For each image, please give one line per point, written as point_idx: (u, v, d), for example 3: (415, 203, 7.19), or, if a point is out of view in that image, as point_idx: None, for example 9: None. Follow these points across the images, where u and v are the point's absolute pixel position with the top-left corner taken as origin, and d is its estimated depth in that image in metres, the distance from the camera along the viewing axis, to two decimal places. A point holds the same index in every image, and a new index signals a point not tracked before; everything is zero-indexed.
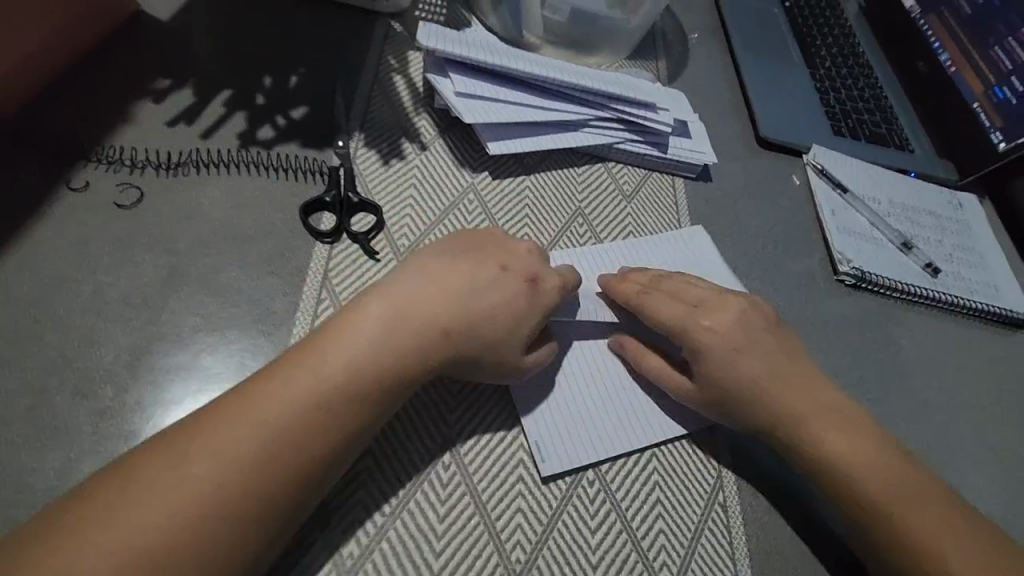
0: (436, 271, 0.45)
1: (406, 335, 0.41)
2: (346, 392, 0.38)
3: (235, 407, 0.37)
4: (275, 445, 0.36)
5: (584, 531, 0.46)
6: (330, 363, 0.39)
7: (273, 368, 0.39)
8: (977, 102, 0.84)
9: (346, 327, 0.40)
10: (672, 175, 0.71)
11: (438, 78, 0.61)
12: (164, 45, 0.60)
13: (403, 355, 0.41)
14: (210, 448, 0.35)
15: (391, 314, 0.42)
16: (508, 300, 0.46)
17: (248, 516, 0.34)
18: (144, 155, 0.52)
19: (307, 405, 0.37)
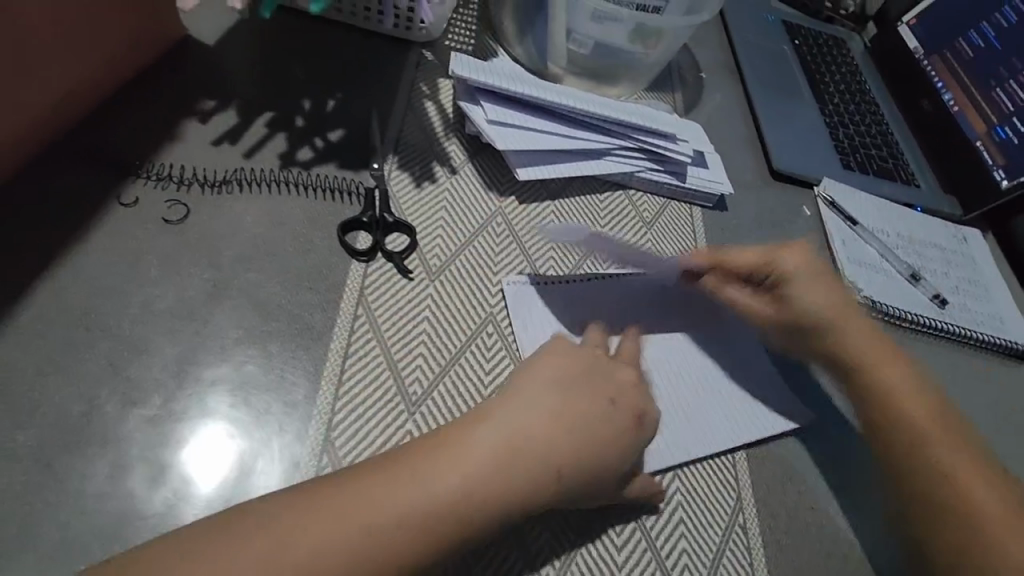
0: (560, 408, 0.44)
1: (517, 472, 0.40)
2: (456, 514, 0.38)
3: (351, 500, 0.36)
4: (378, 557, 0.35)
5: (609, 548, 0.47)
6: (447, 483, 0.38)
7: (389, 468, 0.38)
8: (979, 140, 0.87)
9: (462, 450, 0.40)
10: (690, 204, 0.74)
11: (470, 106, 0.64)
12: (209, 68, 0.63)
13: (512, 490, 0.40)
14: (314, 543, 0.34)
15: (506, 445, 0.41)
16: (614, 438, 0.45)
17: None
18: (190, 173, 0.54)
19: (421, 518, 0.37)
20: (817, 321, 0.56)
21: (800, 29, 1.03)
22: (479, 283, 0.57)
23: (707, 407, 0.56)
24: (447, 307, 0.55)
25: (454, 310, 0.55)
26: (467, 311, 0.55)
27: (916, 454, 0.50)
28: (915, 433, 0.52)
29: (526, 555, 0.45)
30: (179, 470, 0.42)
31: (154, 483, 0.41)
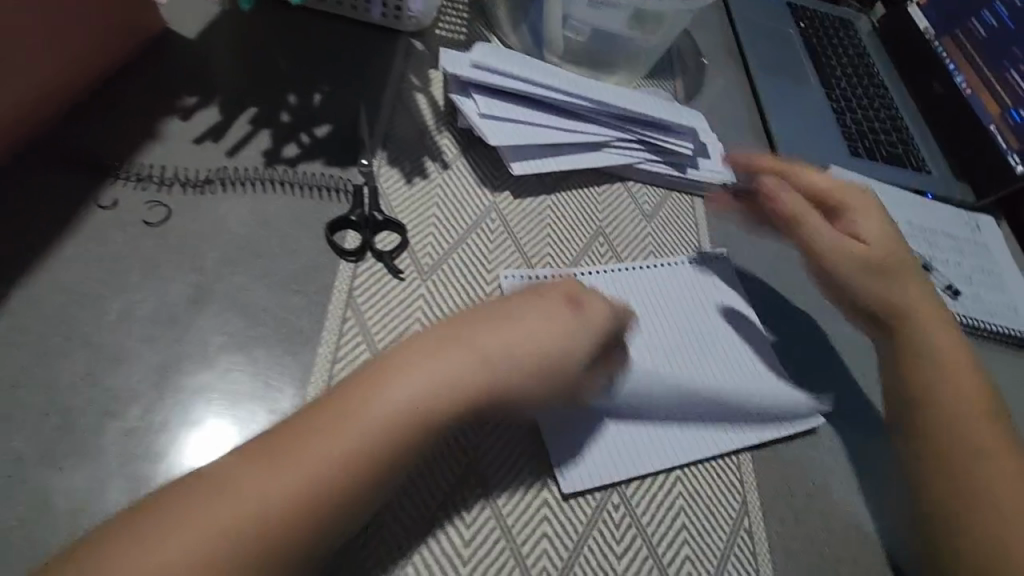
0: (484, 316, 0.42)
1: (444, 374, 0.39)
2: (389, 426, 0.37)
3: (262, 455, 0.35)
4: (312, 487, 0.34)
5: (610, 556, 0.46)
6: (373, 405, 0.37)
7: (315, 410, 0.37)
8: (993, 124, 0.85)
9: (385, 371, 0.38)
10: (692, 195, 0.71)
11: (462, 99, 0.63)
12: (191, 62, 0.61)
13: (439, 390, 0.38)
14: (240, 488, 0.33)
15: (427, 351, 0.39)
16: (559, 338, 0.42)
17: (273, 547, 0.33)
18: (171, 172, 0.53)
19: (348, 442, 0.36)
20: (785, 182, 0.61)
21: (805, 11, 1.00)
22: (472, 281, 0.56)
23: (715, 415, 0.54)
24: (439, 308, 0.53)
25: (446, 310, 0.53)
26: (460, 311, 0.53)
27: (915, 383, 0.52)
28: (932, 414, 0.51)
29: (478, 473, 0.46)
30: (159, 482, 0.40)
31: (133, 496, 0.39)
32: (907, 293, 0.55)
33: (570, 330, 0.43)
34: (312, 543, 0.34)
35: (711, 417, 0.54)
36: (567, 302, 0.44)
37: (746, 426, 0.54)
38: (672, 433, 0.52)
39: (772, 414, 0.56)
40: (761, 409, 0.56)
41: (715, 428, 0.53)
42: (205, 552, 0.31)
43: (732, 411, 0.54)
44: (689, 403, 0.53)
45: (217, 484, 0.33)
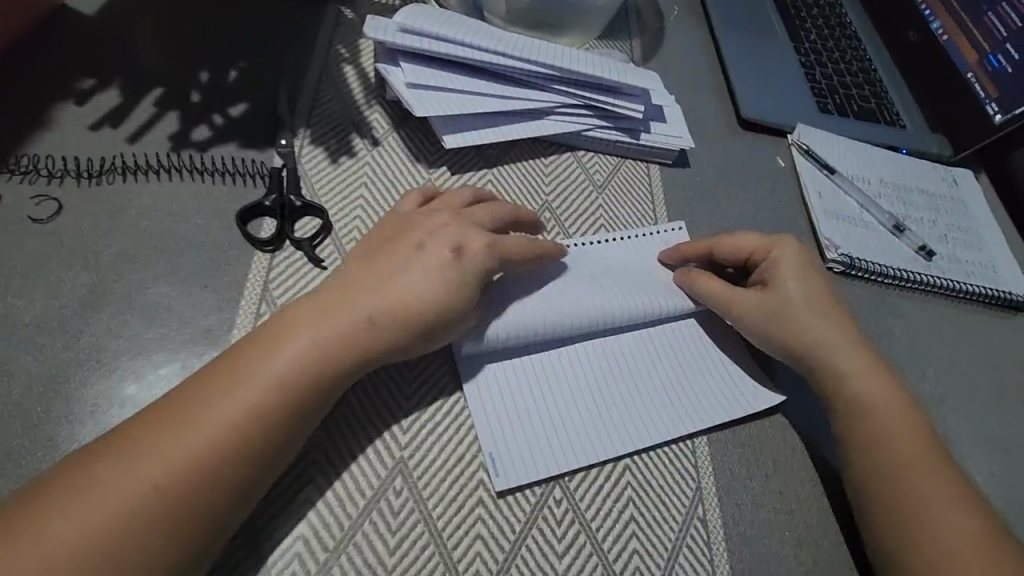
0: (379, 269, 0.43)
1: (338, 329, 0.40)
2: (288, 382, 0.38)
3: (164, 416, 0.35)
4: (216, 448, 0.35)
5: (550, 555, 0.43)
6: (269, 364, 0.38)
7: (210, 374, 0.37)
8: (970, 71, 0.79)
9: (278, 332, 0.39)
10: (647, 162, 0.67)
11: (389, 68, 0.57)
12: (89, 41, 0.56)
13: (331, 343, 0.40)
14: (142, 456, 0.33)
15: (319, 310, 0.40)
16: (452, 288, 0.44)
17: (194, 504, 0.33)
18: (63, 164, 0.48)
19: (248, 402, 0.36)
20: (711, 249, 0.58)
21: None
22: None
23: (662, 391, 0.51)
24: None
25: None
26: None
27: (852, 389, 0.51)
28: (881, 416, 0.50)
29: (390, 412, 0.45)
30: None
31: None
32: (814, 329, 0.53)
33: (449, 271, 0.44)
34: (228, 500, 0.35)
35: (659, 396, 0.51)
36: (454, 254, 0.45)
37: (700, 409, 0.51)
38: (612, 410, 0.49)
39: (728, 394, 0.53)
40: (716, 389, 0.53)
41: (662, 405, 0.50)
42: (125, 508, 0.32)
43: (676, 386, 0.52)
44: (627, 382, 0.51)
45: (117, 454, 0.33)
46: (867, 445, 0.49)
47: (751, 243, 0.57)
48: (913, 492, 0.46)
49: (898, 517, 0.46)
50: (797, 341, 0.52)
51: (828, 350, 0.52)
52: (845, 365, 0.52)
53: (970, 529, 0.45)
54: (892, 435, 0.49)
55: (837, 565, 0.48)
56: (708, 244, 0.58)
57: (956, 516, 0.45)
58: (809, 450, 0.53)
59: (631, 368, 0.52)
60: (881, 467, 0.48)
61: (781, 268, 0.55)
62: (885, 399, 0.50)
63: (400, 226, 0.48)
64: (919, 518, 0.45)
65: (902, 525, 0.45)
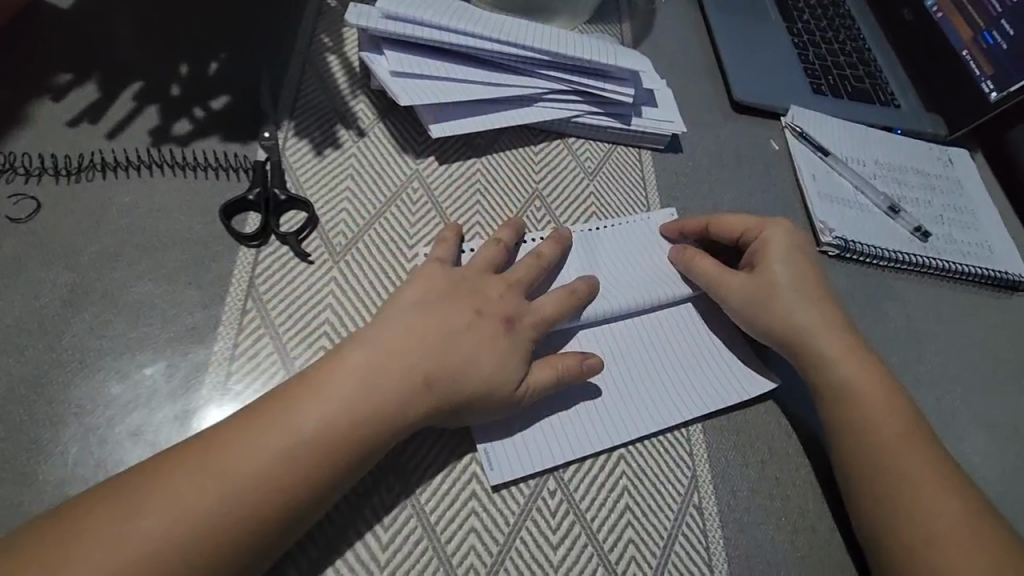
0: (423, 323, 0.42)
1: (383, 388, 0.39)
2: (326, 437, 0.37)
3: (198, 459, 0.35)
4: (250, 500, 0.34)
5: (545, 547, 0.42)
6: (309, 416, 0.37)
7: (247, 417, 0.37)
8: (965, 49, 0.78)
9: (322, 383, 0.38)
10: (638, 148, 0.66)
11: (373, 57, 0.56)
12: (64, 35, 0.54)
13: (374, 401, 0.39)
14: (177, 501, 0.33)
15: (366, 364, 0.40)
16: (493, 352, 0.43)
17: (216, 555, 0.33)
18: (40, 162, 0.47)
19: (284, 456, 0.36)
20: (704, 228, 0.58)
21: None
22: (392, 258, 0.51)
23: (663, 386, 0.50)
24: (355, 293, 0.48)
25: (364, 293, 0.48)
26: (379, 292, 0.49)
27: (849, 369, 0.50)
28: (875, 399, 0.49)
29: (402, 474, 0.42)
30: (28, 510, 0.36)
31: None
32: (800, 313, 0.52)
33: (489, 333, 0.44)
34: (258, 556, 0.34)
35: (660, 393, 0.50)
36: (503, 326, 0.45)
37: (695, 396, 0.51)
38: (612, 409, 0.48)
39: (723, 380, 0.52)
40: (710, 375, 0.52)
41: (662, 400, 0.50)
42: (149, 554, 0.32)
43: (674, 380, 0.51)
44: (628, 381, 0.50)
45: (150, 496, 0.33)
46: (859, 433, 0.48)
47: (743, 224, 0.57)
48: (905, 473, 0.46)
49: (889, 506, 0.45)
50: (785, 325, 0.52)
51: (807, 334, 0.52)
52: (840, 350, 0.51)
53: (963, 510, 0.45)
54: (882, 423, 0.48)
55: (833, 549, 0.48)
56: (705, 220, 0.58)
57: (946, 502, 0.45)
58: (805, 435, 0.53)
59: (629, 363, 0.51)
60: (871, 456, 0.47)
61: (769, 250, 0.55)
62: (879, 382, 0.50)
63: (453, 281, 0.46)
64: (908, 506, 0.45)
65: (893, 513, 0.45)
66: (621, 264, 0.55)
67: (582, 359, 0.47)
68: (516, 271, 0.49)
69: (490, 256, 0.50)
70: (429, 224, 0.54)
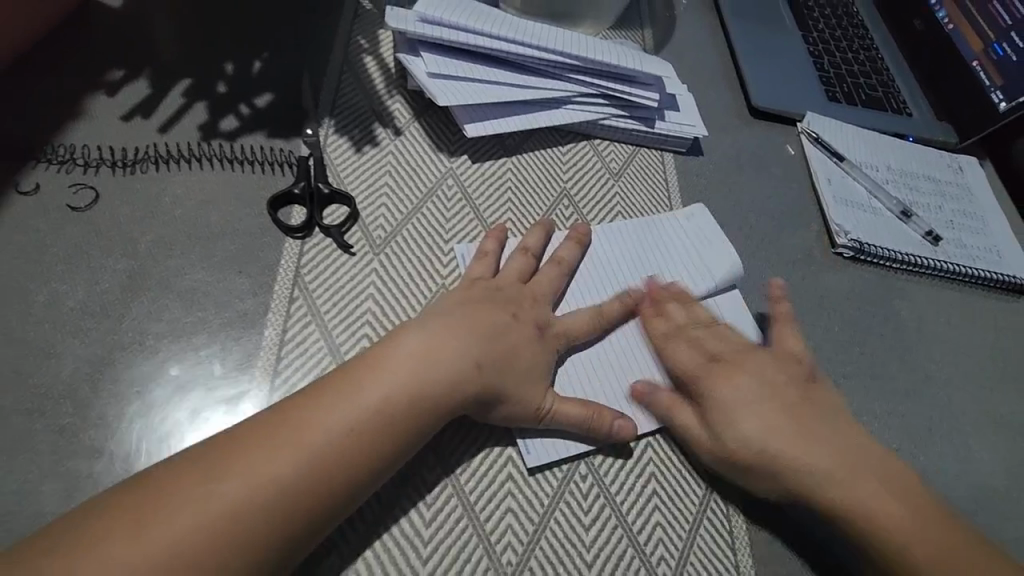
0: (470, 319, 0.45)
1: (435, 376, 0.41)
2: (380, 420, 0.39)
3: (265, 434, 0.37)
4: (310, 474, 0.36)
5: (577, 528, 0.44)
6: (366, 397, 0.39)
7: (311, 395, 0.39)
8: (976, 60, 0.80)
9: (377, 365, 0.41)
10: (661, 151, 0.68)
11: (410, 58, 0.59)
12: (117, 33, 0.57)
13: (423, 387, 0.41)
14: (246, 472, 0.35)
15: (418, 350, 0.42)
16: (531, 348, 0.46)
17: (276, 525, 0.35)
18: (98, 153, 0.50)
19: (344, 433, 0.38)
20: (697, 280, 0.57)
21: None
22: (430, 251, 0.53)
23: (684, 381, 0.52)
24: (396, 284, 0.50)
25: (403, 283, 0.51)
26: (419, 287, 0.51)
27: None
28: None
29: (444, 460, 0.44)
30: (96, 481, 0.38)
31: (68, 495, 0.37)
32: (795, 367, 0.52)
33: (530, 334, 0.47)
34: (310, 532, 0.36)
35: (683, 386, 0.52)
36: (538, 331, 0.47)
37: None
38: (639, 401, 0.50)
39: None
40: None
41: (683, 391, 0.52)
42: (220, 519, 0.34)
43: None
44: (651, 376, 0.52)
45: (225, 468, 0.36)
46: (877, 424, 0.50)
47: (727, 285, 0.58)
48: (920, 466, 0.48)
49: None
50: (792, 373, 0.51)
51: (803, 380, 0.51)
52: None
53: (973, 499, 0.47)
54: None
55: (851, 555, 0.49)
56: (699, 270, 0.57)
57: None
58: None
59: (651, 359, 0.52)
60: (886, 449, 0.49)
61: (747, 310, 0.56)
62: None
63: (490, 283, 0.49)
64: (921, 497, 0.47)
65: None
66: (647, 266, 0.57)
67: (614, 419, 0.47)
68: (542, 283, 0.51)
69: (522, 268, 0.52)
70: (464, 221, 0.56)
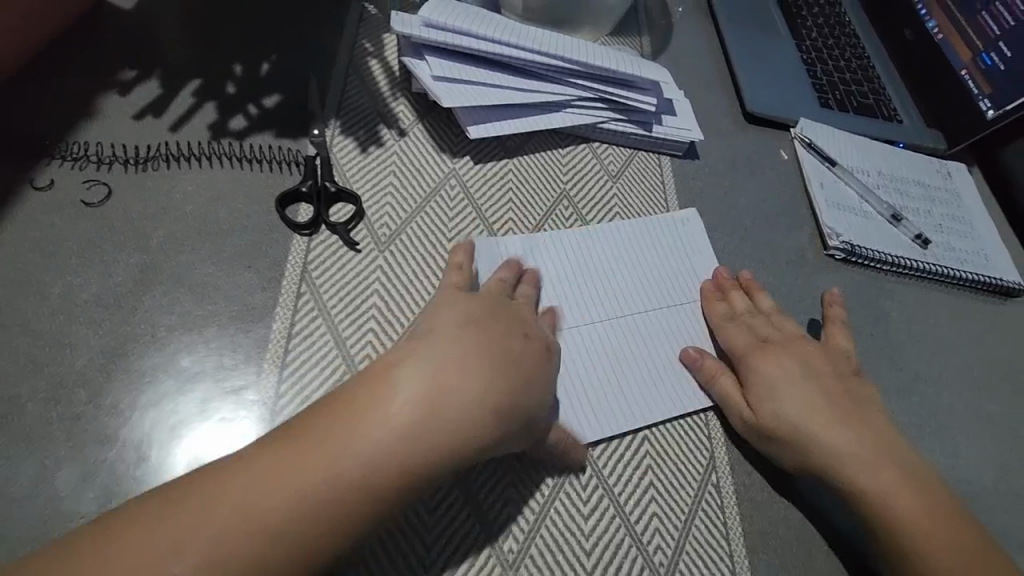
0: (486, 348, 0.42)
1: (447, 414, 0.38)
2: (386, 461, 0.36)
3: (262, 473, 0.35)
4: (307, 519, 0.34)
5: (576, 517, 0.46)
6: (371, 436, 0.37)
7: (312, 428, 0.37)
8: (965, 69, 0.82)
9: (384, 397, 0.38)
10: (658, 154, 0.70)
11: (415, 61, 0.60)
12: (129, 34, 0.58)
13: (436, 425, 0.38)
14: (239, 515, 0.34)
15: (431, 385, 0.39)
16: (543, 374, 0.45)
17: (270, 572, 0.33)
18: (111, 150, 0.51)
19: (348, 473, 0.35)
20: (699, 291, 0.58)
21: None
22: (433, 250, 0.54)
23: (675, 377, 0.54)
24: (400, 281, 0.52)
25: (407, 280, 0.52)
26: (423, 284, 0.52)
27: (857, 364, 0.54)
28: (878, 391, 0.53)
29: None
30: (110, 467, 0.39)
31: (82, 481, 0.38)
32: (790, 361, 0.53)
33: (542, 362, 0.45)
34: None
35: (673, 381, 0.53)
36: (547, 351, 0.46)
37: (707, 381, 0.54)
38: (632, 394, 0.52)
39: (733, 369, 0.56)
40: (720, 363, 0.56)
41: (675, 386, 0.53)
42: (211, 565, 0.32)
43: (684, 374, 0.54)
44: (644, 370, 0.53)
45: (219, 508, 0.34)
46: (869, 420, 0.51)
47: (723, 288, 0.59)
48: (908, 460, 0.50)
49: None
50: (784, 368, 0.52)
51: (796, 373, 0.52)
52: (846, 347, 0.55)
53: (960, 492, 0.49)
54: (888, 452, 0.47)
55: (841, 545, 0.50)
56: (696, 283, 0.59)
57: None
58: None
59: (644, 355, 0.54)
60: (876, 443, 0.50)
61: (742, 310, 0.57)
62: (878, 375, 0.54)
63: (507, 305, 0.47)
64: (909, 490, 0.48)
65: None
66: (642, 267, 0.59)
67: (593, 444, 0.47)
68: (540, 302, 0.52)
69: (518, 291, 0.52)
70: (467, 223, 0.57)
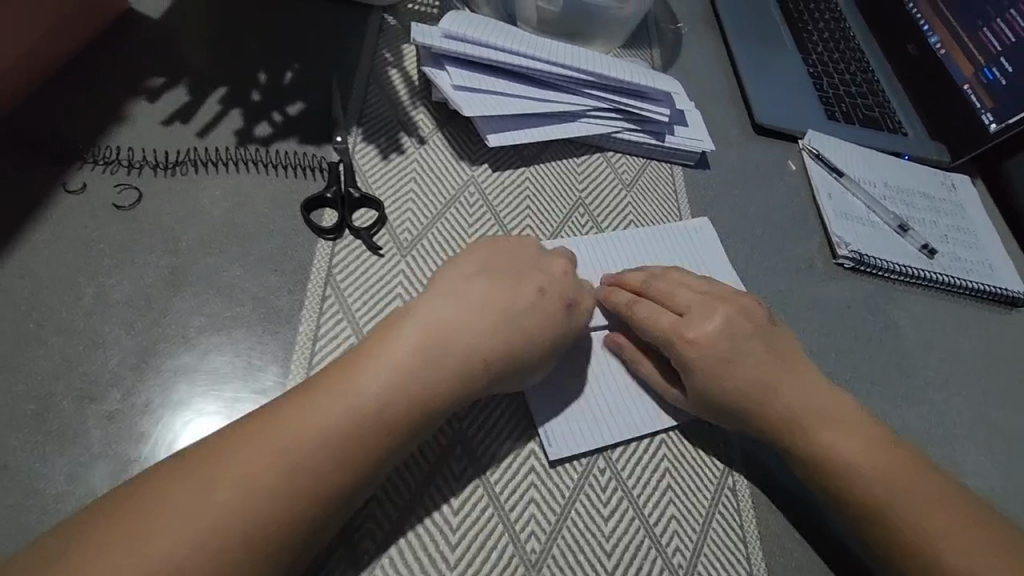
0: (470, 303, 0.44)
1: (432, 364, 0.41)
2: (375, 412, 0.38)
3: (256, 436, 0.36)
4: (306, 473, 0.36)
5: (597, 519, 0.46)
6: (362, 391, 0.39)
7: (303, 393, 0.39)
8: (967, 83, 0.84)
9: (372, 354, 0.40)
10: (670, 164, 0.71)
11: (435, 71, 0.61)
12: (157, 43, 0.59)
13: (421, 374, 0.40)
14: (239, 479, 0.35)
15: (413, 339, 0.41)
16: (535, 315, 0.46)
17: (277, 526, 0.34)
18: (142, 155, 0.52)
19: (340, 426, 0.37)
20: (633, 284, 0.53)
21: None
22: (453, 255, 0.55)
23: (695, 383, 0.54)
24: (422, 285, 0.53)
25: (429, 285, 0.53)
26: None
27: None
28: None
29: (470, 452, 0.46)
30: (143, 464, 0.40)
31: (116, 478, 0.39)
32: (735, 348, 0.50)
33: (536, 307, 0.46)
34: (313, 529, 0.36)
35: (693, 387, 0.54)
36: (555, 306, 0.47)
37: None
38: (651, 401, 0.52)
39: None
40: None
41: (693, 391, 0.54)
42: (218, 526, 0.33)
43: None
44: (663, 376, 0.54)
45: (220, 474, 0.35)
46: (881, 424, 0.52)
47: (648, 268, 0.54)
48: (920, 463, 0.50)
49: None
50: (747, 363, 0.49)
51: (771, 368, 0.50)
52: None
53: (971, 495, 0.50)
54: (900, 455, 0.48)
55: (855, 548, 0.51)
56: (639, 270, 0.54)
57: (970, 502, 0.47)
58: None
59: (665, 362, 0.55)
60: None
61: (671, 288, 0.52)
62: None
63: (492, 259, 0.48)
64: None
65: None
66: None
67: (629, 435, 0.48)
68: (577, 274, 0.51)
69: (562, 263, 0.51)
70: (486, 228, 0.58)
